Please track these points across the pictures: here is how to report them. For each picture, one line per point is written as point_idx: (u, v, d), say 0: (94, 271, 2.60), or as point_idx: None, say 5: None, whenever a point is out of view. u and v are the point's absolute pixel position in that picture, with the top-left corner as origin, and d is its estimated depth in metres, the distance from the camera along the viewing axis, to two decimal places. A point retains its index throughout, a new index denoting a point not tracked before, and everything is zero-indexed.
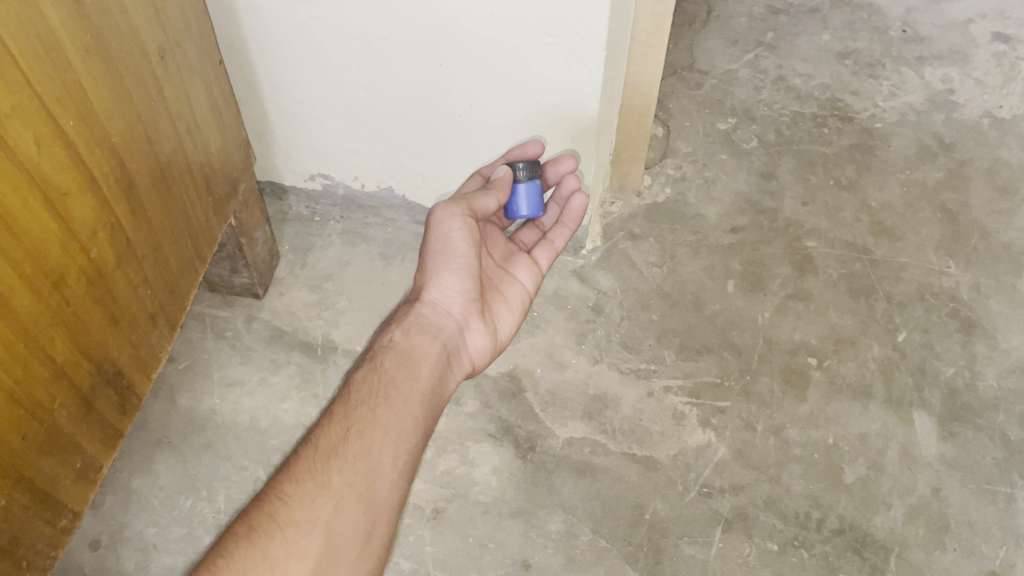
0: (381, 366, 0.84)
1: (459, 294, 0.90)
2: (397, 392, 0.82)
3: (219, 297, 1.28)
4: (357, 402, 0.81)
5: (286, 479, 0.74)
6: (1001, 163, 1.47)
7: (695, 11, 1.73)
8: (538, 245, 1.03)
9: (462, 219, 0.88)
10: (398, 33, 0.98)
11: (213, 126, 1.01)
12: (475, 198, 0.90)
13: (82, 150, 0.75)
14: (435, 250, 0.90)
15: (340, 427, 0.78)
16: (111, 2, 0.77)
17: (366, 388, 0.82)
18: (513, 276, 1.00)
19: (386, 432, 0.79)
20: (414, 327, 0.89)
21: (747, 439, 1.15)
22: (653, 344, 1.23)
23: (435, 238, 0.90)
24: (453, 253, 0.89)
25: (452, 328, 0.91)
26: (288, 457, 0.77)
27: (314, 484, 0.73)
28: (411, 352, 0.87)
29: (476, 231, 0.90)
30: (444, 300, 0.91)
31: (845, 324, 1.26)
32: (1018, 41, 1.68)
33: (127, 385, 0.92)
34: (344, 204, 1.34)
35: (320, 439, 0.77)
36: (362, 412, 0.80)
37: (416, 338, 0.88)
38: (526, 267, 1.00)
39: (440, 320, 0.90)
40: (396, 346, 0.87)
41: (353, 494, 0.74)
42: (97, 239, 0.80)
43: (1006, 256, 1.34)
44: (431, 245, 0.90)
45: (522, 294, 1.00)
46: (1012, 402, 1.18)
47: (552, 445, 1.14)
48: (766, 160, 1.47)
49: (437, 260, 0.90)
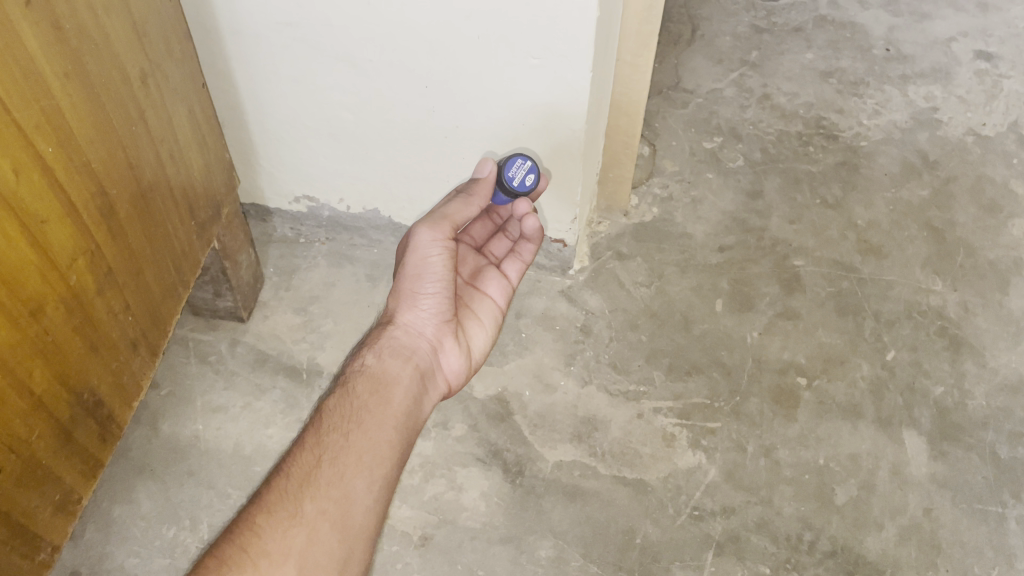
0: (352, 391, 0.83)
1: (432, 315, 0.89)
2: (371, 417, 0.81)
3: (203, 321, 1.26)
4: (330, 428, 0.79)
5: (258, 510, 0.72)
6: (986, 180, 1.47)
7: (680, 30, 1.74)
8: (508, 258, 1.01)
9: (443, 243, 0.88)
10: (383, 55, 0.98)
11: (195, 149, 1.00)
12: (454, 217, 0.89)
13: (61, 177, 0.74)
14: (410, 274, 0.88)
15: (312, 455, 0.76)
16: (92, 27, 0.76)
17: (339, 413, 0.80)
18: (484, 294, 0.99)
19: (360, 458, 0.77)
20: (386, 350, 0.87)
21: (738, 460, 1.14)
22: (642, 365, 1.22)
23: (411, 263, 0.88)
24: (430, 275, 0.88)
25: (426, 349, 0.89)
26: (259, 488, 0.75)
27: (287, 514, 0.72)
28: (385, 375, 0.85)
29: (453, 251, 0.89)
30: (416, 322, 0.89)
31: (834, 343, 1.25)
32: (1000, 59, 1.69)
33: (108, 415, 0.90)
34: (330, 225, 1.32)
35: (292, 467, 0.76)
36: (334, 438, 0.78)
37: (388, 361, 0.86)
38: (497, 283, 0.99)
39: (413, 342, 0.89)
40: (369, 370, 0.85)
41: (327, 522, 0.72)
42: (76, 267, 0.79)
43: (992, 274, 1.34)
44: (406, 269, 0.88)
45: (494, 312, 0.99)
46: (1002, 420, 1.18)
47: (542, 469, 1.13)
48: (753, 178, 1.47)
49: (412, 284, 0.88)
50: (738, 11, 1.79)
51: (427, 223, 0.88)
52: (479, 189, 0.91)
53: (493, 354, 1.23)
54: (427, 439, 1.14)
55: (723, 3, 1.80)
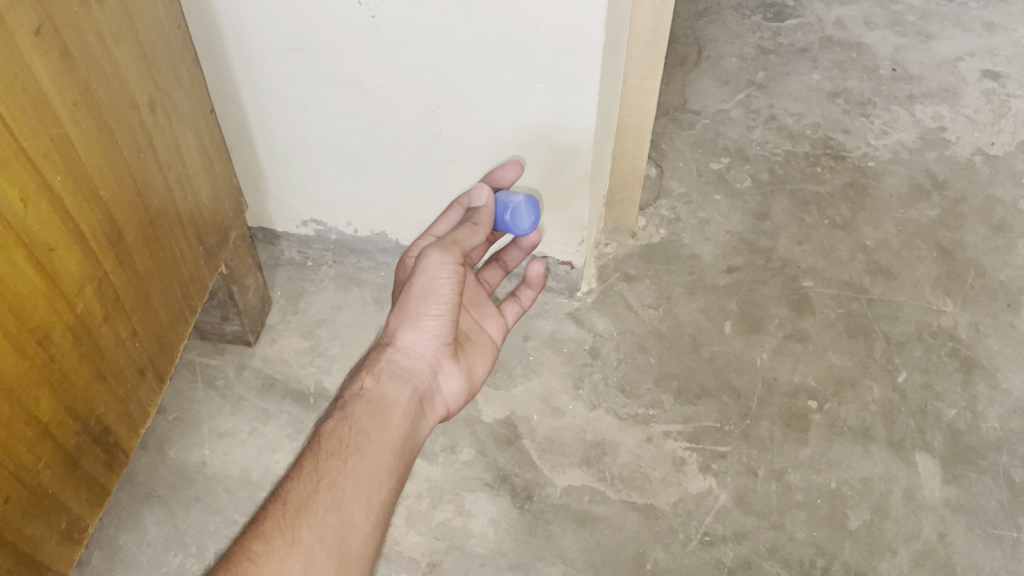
0: (351, 415, 0.82)
1: (433, 337, 0.87)
2: (369, 442, 0.80)
3: (210, 345, 1.26)
4: (327, 453, 0.78)
5: (254, 538, 0.71)
6: (995, 200, 1.47)
7: (686, 52, 1.74)
8: (506, 300, 1.05)
9: (452, 267, 0.87)
10: (390, 80, 0.98)
11: (204, 174, 1.01)
12: (464, 244, 0.88)
13: (69, 205, 0.74)
14: (416, 295, 0.86)
15: (310, 482, 0.76)
16: (100, 55, 0.76)
17: (337, 438, 0.80)
18: (483, 320, 0.99)
19: (358, 482, 0.77)
20: (385, 373, 0.86)
21: (749, 484, 1.13)
22: (651, 388, 1.22)
23: (419, 284, 0.87)
24: (437, 296, 0.86)
25: (425, 371, 0.88)
26: (255, 514, 0.74)
27: (284, 541, 0.71)
28: (383, 400, 0.84)
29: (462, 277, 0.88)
30: (417, 344, 0.87)
31: (844, 366, 1.24)
32: (1007, 78, 1.69)
33: (115, 441, 0.90)
34: (337, 249, 1.32)
35: (290, 493, 0.75)
36: (332, 463, 0.77)
37: (387, 384, 0.85)
38: (496, 313, 1.01)
39: (413, 364, 0.87)
40: (368, 393, 0.84)
41: (324, 550, 0.72)
42: (84, 294, 0.79)
43: (1003, 294, 1.33)
44: (413, 289, 0.87)
45: (493, 337, 0.99)
46: (1016, 443, 1.17)
47: (551, 494, 1.12)
48: (760, 200, 1.46)
49: (418, 305, 0.87)
50: (743, 32, 1.79)
51: (439, 247, 0.87)
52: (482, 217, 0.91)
53: (502, 378, 1.22)
54: (435, 464, 1.14)
55: (728, 24, 1.81)
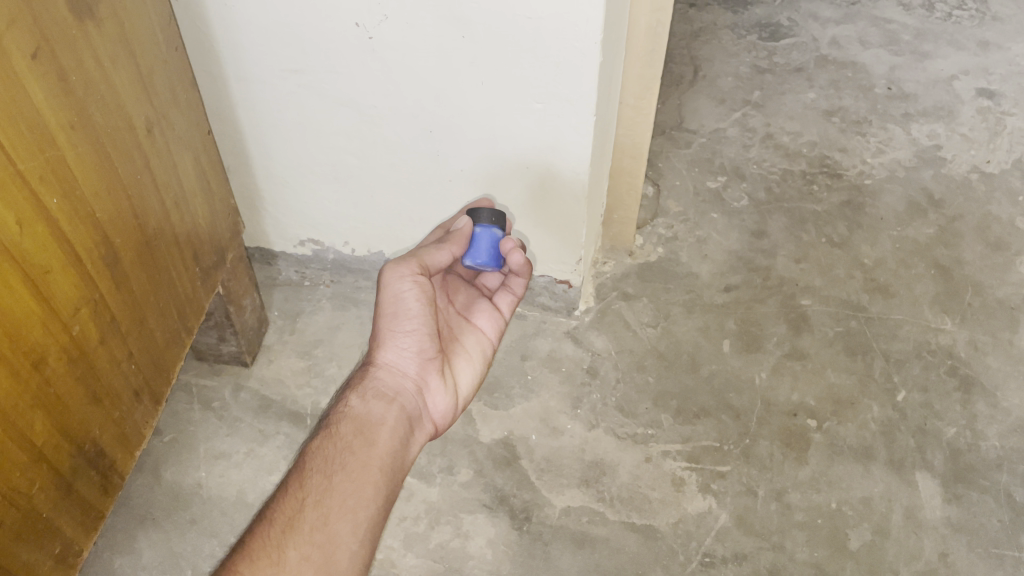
0: (335, 434, 0.82)
1: (414, 354, 0.88)
2: (354, 460, 0.80)
3: (207, 366, 1.25)
4: (313, 471, 0.78)
5: (240, 557, 0.71)
6: (992, 218, 1.47)
7: (682, 71, 1.75)
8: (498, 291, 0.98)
9: (412, 279, 0.86)
10: (388, 101, 0.98)
11: (201, 196, 1.00)
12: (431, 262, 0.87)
13: (65, 228, 0.74)
14: (387, 312, 0.87)
15: (296, 500, 0.76)
16: (97, 77, 0.76)
17: (322, 457, 0.80)
18: (473, 326, 0.96)
19: (344, 500, 0.76)
20: (370, 391, 0.86)
21: (749, 504, 1.12)
22: (650, 408, 1.21)
23: (386, 301, 0.87)
24: (406, 313, 0.87)
25: (411, 390, 0.88)
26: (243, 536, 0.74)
27: (270, 561, 0.70)
28: (369, 418, 0.84)
29: (428, 288, 0.87)
30: (398, 361, 0.88)
31: (843, 384, 1.24)
32: (1002, 97, 1.70)
33: (110, 464, 0.89)
34: (335, 268, 1.32)
35: (276, 513, 0.75)
36: (317, 480, 0.77)
37: (372, 402, 0.85)
38: (487, 315, 0.97)
39: (397, 382, 0.87)
40: (352, 412, 0.84)
41: (311, 568, 0.71)
42: (80, 316, 0.78)
43: (1001, 312, 1.33)
44: (382, 308, 0.88)
45: (484, 346, 0.96)
46: (1016, 461, 1.16)
47: (549, 515, 1.11)
48: (757, 218, 1.46)
49: (390, 323, 0.87)
50: (739, 51, 1.80)
51: (395, 261, 0.86)
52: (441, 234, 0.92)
53: (499, 398, 1.22)
54: (432, 485, 1.13)
55: (724, 43, 1.82)
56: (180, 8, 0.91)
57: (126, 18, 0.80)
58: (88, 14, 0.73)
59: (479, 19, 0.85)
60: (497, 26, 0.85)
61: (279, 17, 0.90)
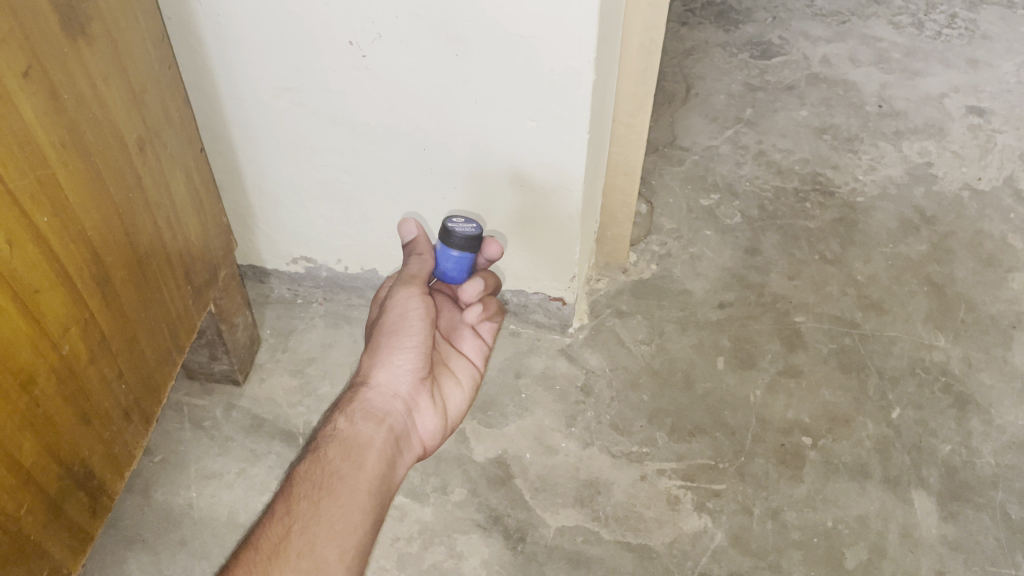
0: (323, 457, 0.81)
1: (407, 374, 0.87)
2: (342, 484, 0.79)
3: (198, 385, 1.24)
4: (300, 496, 0.77)
5: None
6: (984, 235, 1.47)
7: (675, 89, 1.76)
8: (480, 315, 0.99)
9: (419, 298, 0.88)
10: (381, 119, 0.98)
11: (193, 214, 1.00)
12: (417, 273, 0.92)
13: (55, 246, 0.73)
14: (388, 329, 0.88)
15: (282, 527, 0.75)
16: (90, 96, 0.76)
17: (310, 481, 0.78)
18: (459, 352, 0.97)
19: (331, 526, 0.75)
20: (360, 413, 0.85)
21: (745, 523, 1.11)
22: (644, 426, 1.20)
23: (390, 319, 0.88)
24: (406, 331, 0.87)
25: (401, 411, 0.87)
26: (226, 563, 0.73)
27: None
28: (357, 439, 0.83)
29: (432, 309, 0.88)
30: (391, 382, 0.87)
31: (838, 402, 1.24)
32: (992, 114, 1.71)
33: (99, 485, 0.88)
34: (328, 285, 1.32)
35: (261, 539, 0.74)
36: (305, 506, 0.76)
37: (361, 424, 0.84)
38: (472, 342, 0.98)
39: (387, 403, 0.86)
40: (341, 435, 0.83)
41: None
42: (69, 335, 0.77)
43: (994, 329, 1.33)
44: (384, 326, 0.88)
45: (471, 371, 0.97)
46: (1011, 479, 1.16)
47: (544, 535, 1.10)
48: (751, 235, 1.47)
49: (389, 341, 0.87)
50: (731, 69, 1.81)
51: (404, 283, 0.90)
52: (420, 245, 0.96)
53: (493, 416, 1.21)
54: (426, 505, 1.12)
55: (716, 62, 1.83)
56: (172, 26, 0.91)
57: (118, 36, 0.80)
58: (79, 32, 0.73)
59: (472, 37, 0.85)
60: (490, 44, 0.86)
61: (272, 36, 0.90)
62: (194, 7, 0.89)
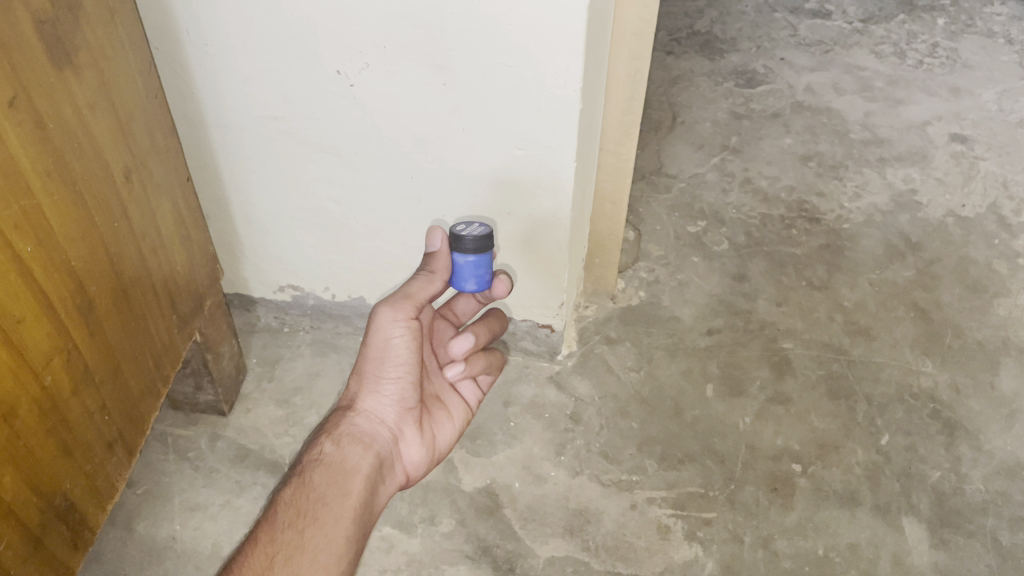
0: (308, 483, 0.79)
1: (395, 403, 0.86)
2: (327, 511, 0.78)
3: (183, 415, 1.23)
4: (284, 524, 0.76)
5: None
6: (969, 261, 1.49)
7: (661, 118, 1.77)
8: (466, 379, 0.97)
9: (404, 324, 0.83)
10: (369, 147, 0.98)
11: (179, 243, 0.99)
12: (418, 296, 0.84)
13: (39, 275, 0.72)
14: (375, 356, 0.85)
15: (265, 556, 0.73)
16: (76, 124, 0.75)
17: (294, 508, 0.78)
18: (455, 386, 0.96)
19: (315, 555, 0.75)
20: (345, 437, 0.84)
21: (735, 552, 1.10)
22: (634, 454, 1.20)
23: (373, 345, 0.84)
24: (393, 359, 0.84)
25: (386, 438, 0.86)
26: None
27: None
28: (342, 465, 0.82)
29: (417, 338, 0.84)
30: (378, 408, 0.86)
31: (827, 428, 1.23)
32: (975, 142, 1.73)
33: (81, 519, 0.86)
34: (315, 314, 1.31)
35: (243, 567, 0.72)
36: (288, 535, 0.75)
37: (347, 449, 0.83)
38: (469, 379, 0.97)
39: (374, 429, 0.85)
40: (326, 459, 0.82)
41: None
42: (52, 367, 0.76)
43: (981, 354, 1.34)
44: (368, 352, 0.84)
45: (465, 405, 0.96)
46: (1001, 505, 1.16)
47: (533, 565, 1.08)
48: (738, 262, 1.47)
49: (375, 367, 0.85)
50: (716, 98, 1.83)
51: (389, 302, 0.83)
52: (436, 262, 0.86)
53: (482, 445, 1.20)
54: (414, 536, 1.11)
55: (702, 91, 1.85)
56: (160, 56, 0.92)
57: (105, 67, 0.80)
58: (66, 62, 0.73)
59: (460, 67, 0.86)
60: (478, 76, 0.86)
61: (260, 65, 0.91)
62: (182, 36, 0.89)
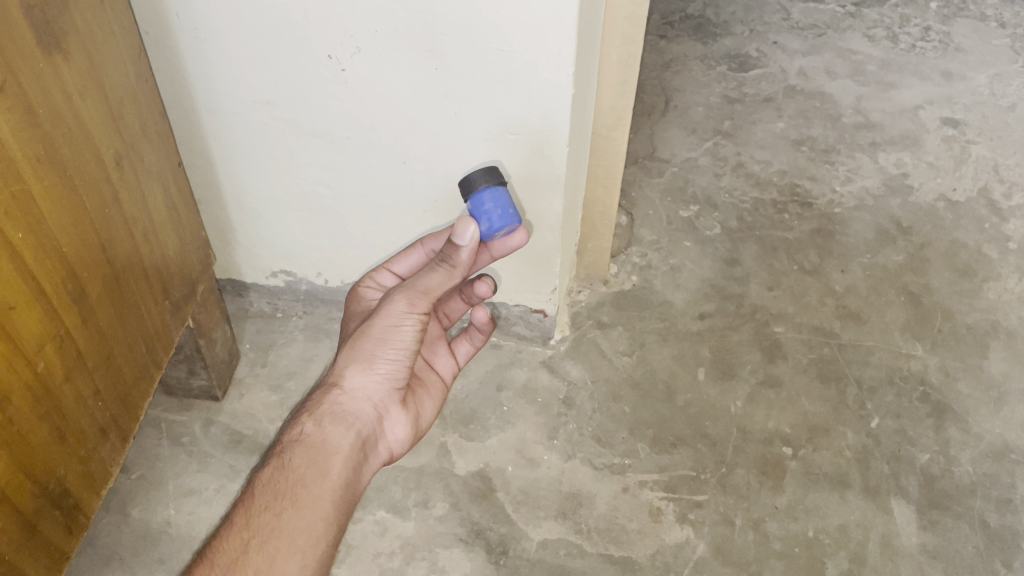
0: (288, 464, 0.79)
1: (383, 381, 0.85)
2: (306, 493, 0.78)
3: (177, 401, 1.23)
4: (261, 508, 0.77)
5: None
6: (959, 245, 1.49)
7: (654, 102, 1.77)
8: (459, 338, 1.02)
9: (417, 316, 0.83)
10: (361, 132, 0.98)
11: (170, 229, 0.99)
12: (433, 290, 0.84)
13: (29, 261, 0.72)
14: (375, 337, 0.83)
15: (240, 540, 0.74)
16: (65, 110, 0.75)
17: (272, 490, 0.78)
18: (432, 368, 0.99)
19: (292, 539, 0.75)
20: (329, 416, 0.83)
21: (726, 534, 1.11)
22: (626, 437, 1.21)
23: (378, 325, 0.83)
24: (394, 342, 0.84)
25: (370, 415, 0.85)
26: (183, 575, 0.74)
27: None
28: (324, 445, 0.82)
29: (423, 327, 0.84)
30: (365, 387, 0.85)
31: (818, 412, 1.24)
32: (966, 126, 1.73)
33: (75, 504, 0.87)
34: (308, 299, 1.31)
35: (219, 551, 0.74)
36: (265, 518, 0.76)
37: (329, 429, 0.82)
38: (445, 359, 1.00)
39: (357, 406, 0.84)
40: (308, 439, 0.81)
41: None
42: (44, 353, 0.77)
43: (970, 337, 1.35)
44: (370, 331, 0.84)
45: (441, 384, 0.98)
46: (989, 487, 1.17)
47: (526, 548, 1.09)
48: (729, 246, 1.48)
49: (374, 346, 0.84)
50: (709, 82, 1.83)
51: (405, 291, 0.83)
52: (460, 255, 0.84)
53: (475, 429, 1.21)
54: (407, 520, 1.11)
55: (695, 74, 1.84)
56: (150, 40, 0.91)
57: (94, 52, 0.79)
58: (55, 47, 0.73)
59: (452, 52, 0.85)
60: (470, 60, 0.86)
61: (250, 49, 0.90)
62: (171, 20, 0.88)
